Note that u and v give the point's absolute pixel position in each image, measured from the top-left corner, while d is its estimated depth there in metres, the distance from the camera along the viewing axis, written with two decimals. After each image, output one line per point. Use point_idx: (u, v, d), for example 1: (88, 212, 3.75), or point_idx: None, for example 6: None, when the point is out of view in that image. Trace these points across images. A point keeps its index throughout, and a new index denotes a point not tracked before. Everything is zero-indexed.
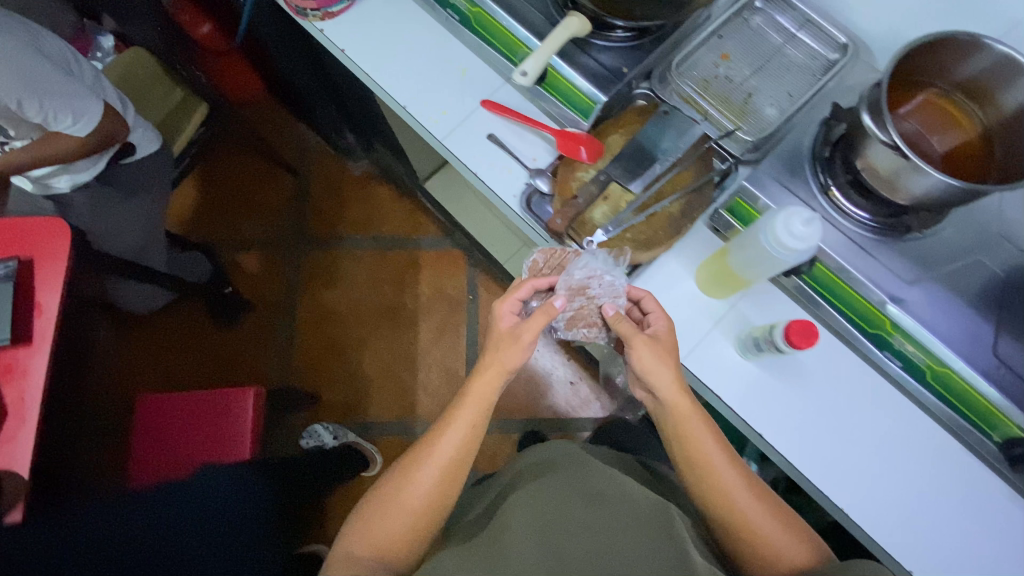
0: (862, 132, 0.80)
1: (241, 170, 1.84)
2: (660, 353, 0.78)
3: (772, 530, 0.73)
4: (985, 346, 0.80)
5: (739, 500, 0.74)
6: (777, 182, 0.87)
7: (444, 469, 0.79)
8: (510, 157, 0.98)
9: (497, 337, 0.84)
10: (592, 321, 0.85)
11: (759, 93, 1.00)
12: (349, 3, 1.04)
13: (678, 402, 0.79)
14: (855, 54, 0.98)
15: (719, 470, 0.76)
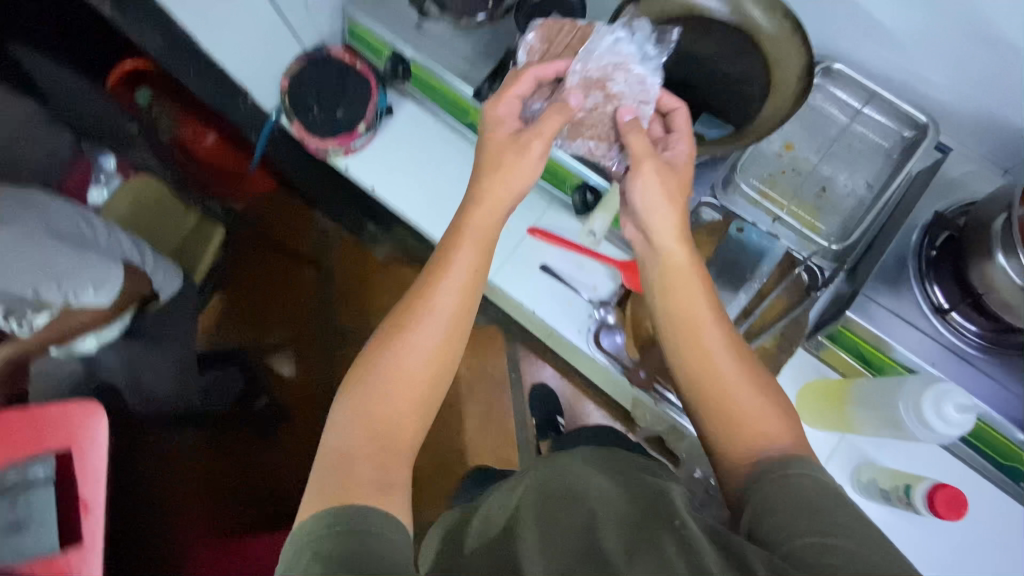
0: (978, 250, 0.70)
1: (259, 267, 1.74)
2: (677, 181, 0.67)
3: (755, 404, 0.59)
4: None
5: (721, 365, 0.61)
6: (880, 305, 0.76)
7: (442, 331, 0.64)
8: (569, 289, 0.91)
9: (493, 153, 0.70)
10: (603, 132, 0.74)
11: (831, 184, 0.89)
12: (372, 135, 0.97)
13: (674, 252, 0.67)
14: (937, 129, 0.86)
15: (705, 321, 0.63)
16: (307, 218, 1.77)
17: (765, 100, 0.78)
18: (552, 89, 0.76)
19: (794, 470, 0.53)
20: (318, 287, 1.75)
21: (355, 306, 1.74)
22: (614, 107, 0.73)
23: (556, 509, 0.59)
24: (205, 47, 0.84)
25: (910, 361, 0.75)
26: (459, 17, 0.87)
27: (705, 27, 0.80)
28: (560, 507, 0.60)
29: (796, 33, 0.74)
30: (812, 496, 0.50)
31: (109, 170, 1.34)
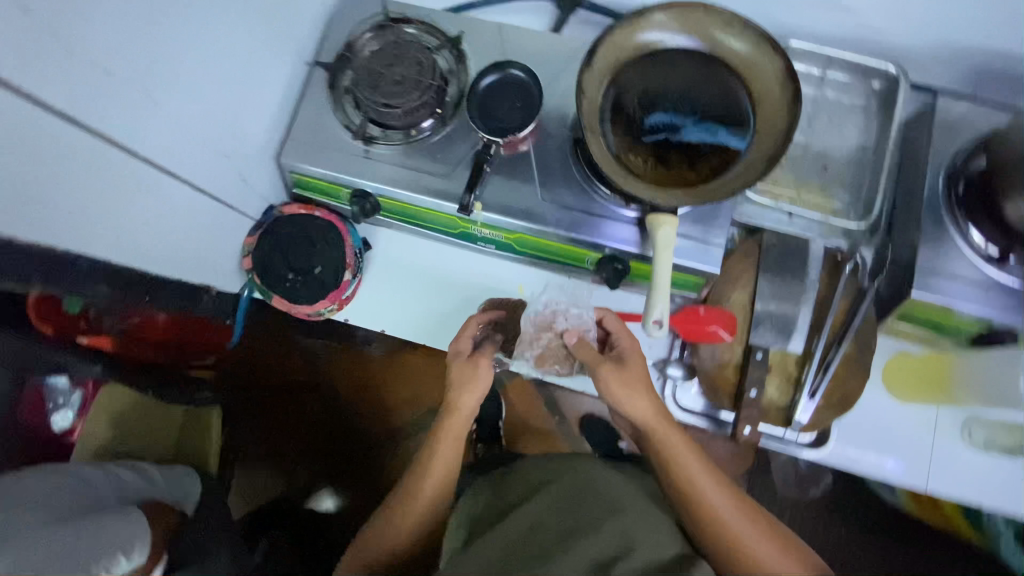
0: (1013, 196, 0.68)
1: (259, 410, 1.35)
2: (631, 379, 0.69)
3: (779, 568, 0.65)
4: None
5: (741, 535, 0.66)
6: (936, 272, 0.73)
7: (442, 481, 0.73)
8: None
9: (455, 379, 0.74)
10: (564, 359, 0.84)
11: (830, 159, 0.86)
12: (361, 278, 0.91)
13: (659, 428, 0.70)
14: (905, 75, 0.85)
15: (718, 504, 0.67)
16: (287, 340, 1.35)
17: (755, 112, 0.74)
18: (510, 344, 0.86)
19: None
20: (329, 416, 1.36)
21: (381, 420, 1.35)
22: (561, 335, 0.81)
23: (586, 513, 0.67)
24: (155, 272, 0.75)
25: (982, 317, 0.72)
26: (407, 130, 0.81)
27: (665, 61, 0.75)
28: (593, 513, 0.67)
29: (761, 40, 0.71)
30: None
31: (65, 390, 1.01)
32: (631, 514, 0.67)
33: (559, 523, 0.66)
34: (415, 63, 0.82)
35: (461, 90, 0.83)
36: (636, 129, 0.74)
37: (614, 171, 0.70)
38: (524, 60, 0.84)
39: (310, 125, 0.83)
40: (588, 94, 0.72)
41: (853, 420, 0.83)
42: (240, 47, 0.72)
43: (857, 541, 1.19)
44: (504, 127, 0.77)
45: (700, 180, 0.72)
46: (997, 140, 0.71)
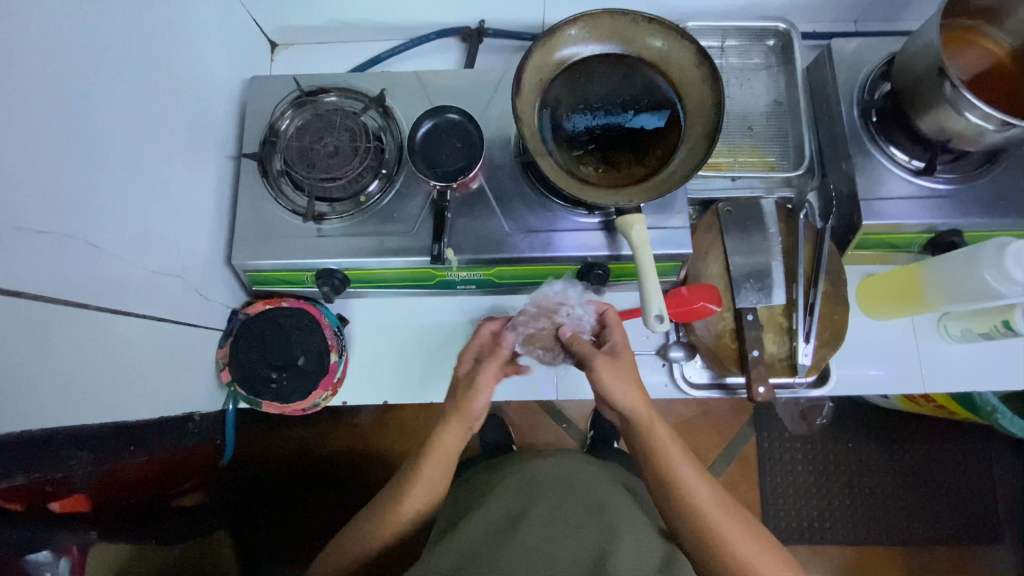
0: (918, 113, 0.76)
1: (262, 518, 1.22)
2: (623, 372, 0.71)
3: (751, 557, 0.67)
4: None
5: (722, 528, 0.68)
6: (876, 197, 0.80)
7: (443, 465, 0.75)
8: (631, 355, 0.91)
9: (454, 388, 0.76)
10: (552, 349, 0.83)
11: (753, 117, 0.91)
12: (347, 356, 0.88)
13: (647, 421, 0.72)
14: (794, 27, 0.92)
15: (698, 492, 0.70)
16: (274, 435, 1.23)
17: (681, 96, 0.77)
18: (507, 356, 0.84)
19: None
20: (335, 498, 1.24)
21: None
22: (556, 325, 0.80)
23: (574, 515, 0.72)
24: (135, 416, 0.70)
25: (923, 224, 0.80)
26: (356, 198, 0.80)
27: (587, 70, 0.78)
28: (582, 515, 0.73)
29: (670, 32, 0.75)
30: None
31: (49, 559, 0.64)
32: (619, 518, 0.73)
33: (550, 515, 0.72)
34: (344, 131, 0.81)
35: (397, 145, 0.83)
36: (578, 141, 0.76)
37: (569, 185, 0.72)
38: (449, 100, 0.85)
39: (254, 219, 0.81)
40: (524, 120, 0.74)
41: (845, 350, 0.88)
42: (159, 161, 0.69)
43: (870, 452, 1.26)
44: (453, 170, 0.78)
45: (651, 172, 0.75)
46: (894, 68, 0.78)
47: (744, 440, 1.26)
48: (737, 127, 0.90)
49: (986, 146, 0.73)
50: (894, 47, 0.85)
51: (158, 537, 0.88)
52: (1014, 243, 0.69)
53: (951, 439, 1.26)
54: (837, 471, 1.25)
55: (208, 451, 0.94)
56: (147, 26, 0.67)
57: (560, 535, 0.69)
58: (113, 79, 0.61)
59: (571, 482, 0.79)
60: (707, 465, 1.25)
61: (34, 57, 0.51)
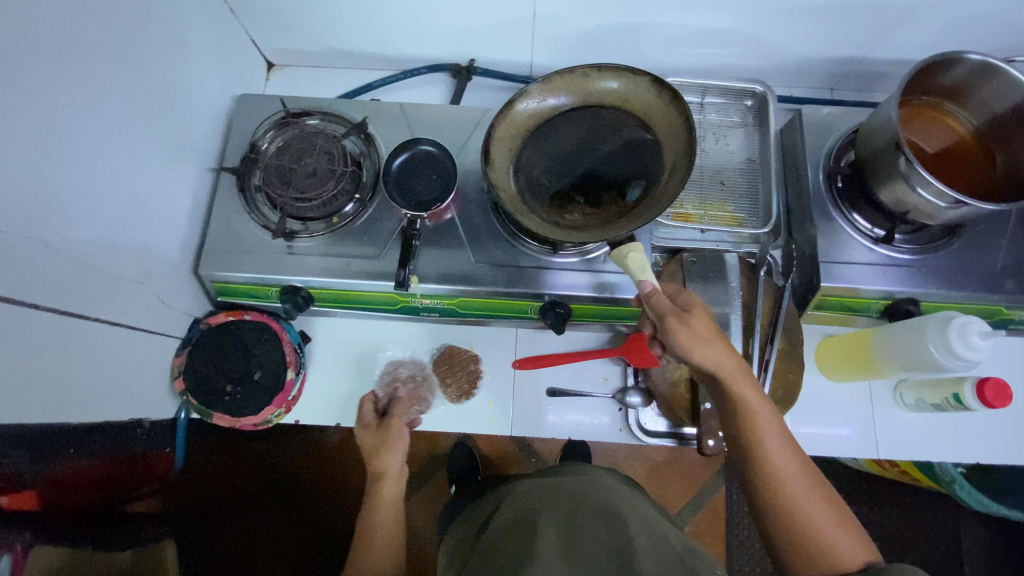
0: (878, 184, 0.78)
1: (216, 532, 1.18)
2: (703, 327, 0.64)
3: (834, 539, 0.58)
4: None
5: (803, 504, 0.59)
6: (835, 261, 0.81)
7: (393, 506, 0.78)
8: (589, 397, 0.91)
9: (370, 447, 0.79)
10: (420, 397, 0.89)
11: (726, 171, 0.93)
12: (303, 374, 0.88)
13: (732, 378, 0.64)
14: (769, 90, 0.95)
15: (775, 455, 0.61)
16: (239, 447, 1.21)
17: (651, 129, 0.80)
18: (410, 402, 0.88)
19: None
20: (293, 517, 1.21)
21: (354, 507, 1.23)
22: (406, 378, 0.91)
23: (586, 520, 0.70)
24: (82, 420, 0.70)
25: (882, 292, 0.81)
26: (329, 218, 0.82)
27: (551, 125, 0.81)
28: (593, 520, 0.70)
29: (624, 76, 0.78)
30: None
31: None
32: (631, 518, 0.70)
33: (566, 521, 0.70)
34: (324, 153, 0.83)
35: (375, 171, 0.85)
36: (557, 193, 0.78)
37: (555, 234, 0.73)
38: (428, 132, 0.87)
39: (227, 232, 0.83)
40: (500, 185, 0.77)
41: (804, 408, 0.88)
42: (136, 170, 0.71)
43: None
44: (424, 201, 0.80)
45: (640, 197, 0.76)
46: (859, 139, 0.81)
47: (712, 490, 1.25)
48: (709, 181, 0.92)
49: (943, 222, 0.75)
50: (862, 118, 0.89)
51: (111, 543, 0.85)
52: (959, 317, 0.71)
53: (921, 507, 1.25)
54: None
55: (161, 459, 0.93)
56: (139, 41, 0.70)
57: (578, 537, 0.67)
58: (99, 86, 0.63)
59: (581, 489, 0.77)
60: (673, 513, 1.23)
61: (24, 65, 0.54)
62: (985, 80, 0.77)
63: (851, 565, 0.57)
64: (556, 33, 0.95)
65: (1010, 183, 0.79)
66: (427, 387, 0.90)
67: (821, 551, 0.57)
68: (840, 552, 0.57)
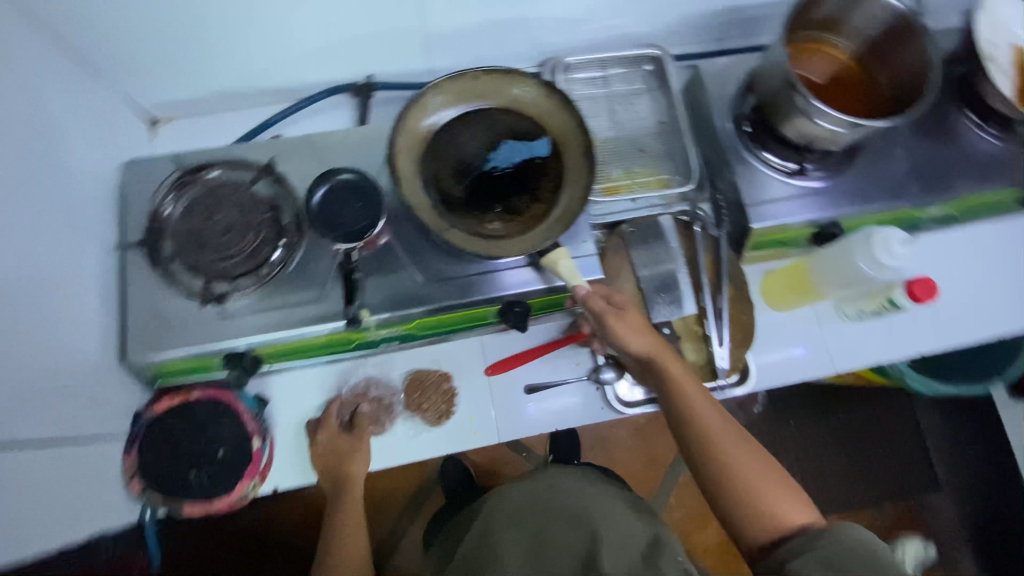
0: (783, 120, 0.82)
1: None
2: (631, 316, 0.72)
3: (775, 504, 0.63)
4: (975, 156, 0.90)
5: (744, 470, 0.65)
6: (760, 201, 0.86)
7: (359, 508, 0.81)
8: (564, 385, 0.91)
9: (337, 451, 0.83)
10: (376, 418, 0.87)
11: (642, 137, 0.96)
12: (270, 439, 0.83)
13: (662, 360, 0.71)
14: (665, 52, 0.98)
15: (713, 427, 0.67)
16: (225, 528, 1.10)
17: (546, 130, 0.82)
18: (372, 422, 0.86)
19: (830, 542, 0.58)
20: None
21: None
22: (374, 399, 0.87)
23: (554, 533, 0.75)
24: (48, 550, 0.62)
25: (808, 220, 0.86)
26: (257, 270, 0.76)
27: (454, 135, 0.81)
28: (559, 529, 0.76)
29: (516, 79, 0.80)
30: (858, 548, 0.57)
31: None
32: (598, 518, 0.75)
33: (534, 535, 0.76)
34: (236, 205, 0.78)
35: (296, 216, 0.79)
36: (472, 203, 0.78)
37: (478, 247, 0.75)
38: (342, 160, 0.84)
39: (150, 313, 0.77)
40: (414, 203, 0.75)
41: (762, 343, 0.93)
42: (31, 271, 0.64)
43: (811, 427, 1.33)
44: (354, 231, 0.76)
45: (552, 201, 0.78)
46: (758, 81, 0.85)
47: None
48: (629, 149, 0.95)
49: (845, 145, 0.80)
50: (753, 63, 0.93)
51: None
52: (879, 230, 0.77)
53: (881, 403, 1.35)
54: (783, 449, 1.32)
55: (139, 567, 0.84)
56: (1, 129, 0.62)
57: (543, 547, 0.74)
58: None
59: (552, 499, 0.81)
60: (667, 467, 1.28)
61: None
62: (855, 5, 0.82)
63: (793, 528, 0.62)
64: (449, 33, 0.93)
65: (890, 101, 0.86)
66: (392, 410, 0.87)
67: (763, 517, 0.62)
68: (780, 516, 0.62)
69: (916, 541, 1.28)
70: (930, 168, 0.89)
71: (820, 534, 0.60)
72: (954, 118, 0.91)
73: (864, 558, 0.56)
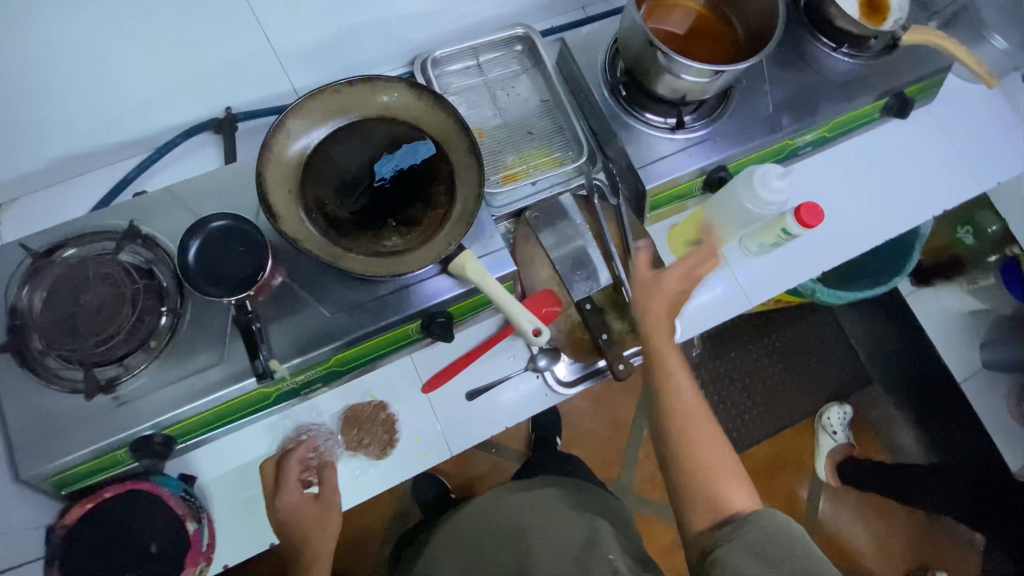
0: (653, 78, 0.83)
1: None
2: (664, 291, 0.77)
3: (726, 490, 0.64)
4: (836, 75, 0.94)
5: (705, 451, 0.67)
6: (650, 161, 0.87)
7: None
8: (504, 382, 0.91)
9: (300, 525, 0.72)
10: (319, 466, 0.83)
11: (527, 118, 0.95)
12: (205, 517, 0.78)
13: (655, 335, 0.75)
14: (531, 29, 0.97)
15: (685, 406, 0.70)
16: None
17: (425, 131, 0.78)
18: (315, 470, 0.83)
19: (746, 529, 0.59)
20: None
21: None
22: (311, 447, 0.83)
23: (492, 549, 0.80)
24: None
25: (698, 169, 0.88)
26: (144, 345, 0.71)
27: (327, 155, 0.76)
28: (495, 546, 0.80)
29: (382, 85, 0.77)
30: (773, 539, 0.57)
31: None
32: (535, 530, 0.78)
33: (473, 556, 0.80)
34: (104, 280, 0.71)
35: (174, 273, 0.74)
36: (364, 223, 0.74)
37: (379, 270, 0.72)
38: (215, 205, 0.78)
39: (30, 418, 0.68)
40: (299, 239, 0.71)
41: None
42: None
43: (750, 356, 1.41)
44: (242, 280, 0.71)
45: (446, 204, 0.75)
46: (623, 44, 0.86)
47: None
48: (517, 133, 0.94)
49: (716, 91, 0.82)
50: (616, 26, 0.94)
51: None
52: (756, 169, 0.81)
53: (806, 319, 1.44)
54: (730, 382, 1.39)
55: None
56: None
57: (482, 565, 0.78)
58: None
59: (492, 518, 0.84)
60: (629, 427, 1.32)
61: None
62: None
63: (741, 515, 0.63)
64: (303, 48, 0.88)
65: (749, 39, 0.88)
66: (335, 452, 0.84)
67: (711, 501, 0.64)
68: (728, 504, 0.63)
69: (834, 406, 1.37)
70: (799, 95, 0.93)
71: (745, 519, 0.60)
72: (810, 43, 0.95)
73: (783, 544, 0.57)
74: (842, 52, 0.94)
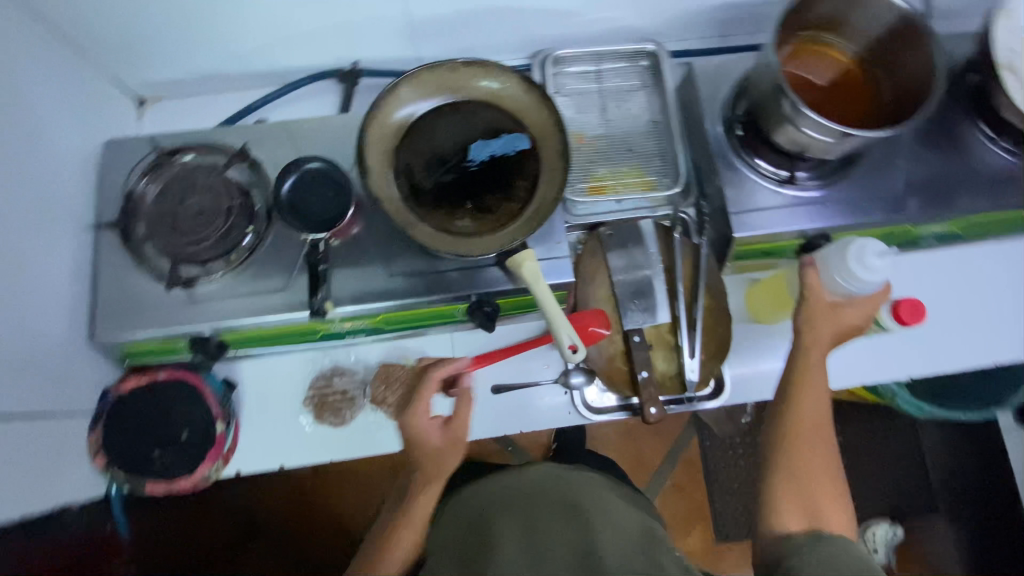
0: (773, 125, 0.78)
1: None
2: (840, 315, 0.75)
3: (819, 507, 0.68)
4: (987, 169, 0.84)
5: (809, 466, 0.70)
6: (746, 209, 0.82)
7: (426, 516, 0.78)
8: (533, 387, 0.90)
9: (428, 447, 0.75)
10: (338, 409, 0.88)
11: (631, 135, 0.92)
12: (235, 422, 0.85)
13: (807, 349, 0.74)
14: (661, 48, 0.95)
15: (808, 417, 0.72)
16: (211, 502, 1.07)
17: (524, 126, 0.79)
18: (337, 412, 0.88)
19: (831, 547, 0.63)
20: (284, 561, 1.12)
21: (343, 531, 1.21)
22: (337, 390, 0.88)
23: (550, 517, 0.74)
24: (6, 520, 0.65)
25: (797, 231, 0.82)
26: (226, 255, 0.77)
27: (429, 127, 0.79)
28: (550, 516, 0.74)
29: (496, 73, 0.78)
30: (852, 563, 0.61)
31: None
32: (595, 513, 0.74)
33: (531, 518, 0.74)
34: (207, 190, 0.79)
35: (267, 201, 0.79)
36: (443, 198, 0.76)
37: (444, 245, 0.72)
38: (317, 147, 0.83)
39: (118, 292, 0.77)
40: (382, 196, 0.74)
41: (738, 353, 0.90)
42: None
43: None
44: (323, 221, 0.76)
45: (524, 201, 0.76)
46: (750, 83, 0.81)
47: (686, 442, 1.27)
48: (616, 147, 0.92)
49: (840, 154, 0.76)
50: (751, 62, 0.89)
51: None
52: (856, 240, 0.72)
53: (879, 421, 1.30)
54: None
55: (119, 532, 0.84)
56: None
57: (538, 531, 0.72)
58: None
59: (538, 486, 0.80)
60: (651, 471, 1.26)
61: None
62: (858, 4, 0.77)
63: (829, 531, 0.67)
64: (435, 22, 0.91)
65: (894, 108, 0.80)
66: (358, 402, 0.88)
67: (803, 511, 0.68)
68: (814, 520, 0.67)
69: (883, 524, 1.24)
70: (935, 181, 0.83)
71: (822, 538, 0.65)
72: (966, 128, 0.85)
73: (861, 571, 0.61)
74: (1005, 144, 0.83)
